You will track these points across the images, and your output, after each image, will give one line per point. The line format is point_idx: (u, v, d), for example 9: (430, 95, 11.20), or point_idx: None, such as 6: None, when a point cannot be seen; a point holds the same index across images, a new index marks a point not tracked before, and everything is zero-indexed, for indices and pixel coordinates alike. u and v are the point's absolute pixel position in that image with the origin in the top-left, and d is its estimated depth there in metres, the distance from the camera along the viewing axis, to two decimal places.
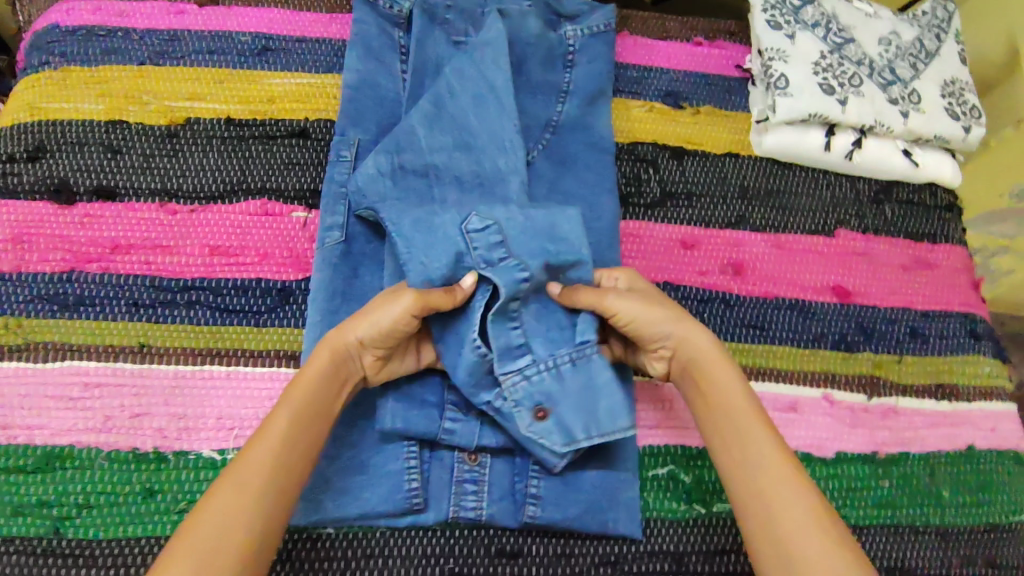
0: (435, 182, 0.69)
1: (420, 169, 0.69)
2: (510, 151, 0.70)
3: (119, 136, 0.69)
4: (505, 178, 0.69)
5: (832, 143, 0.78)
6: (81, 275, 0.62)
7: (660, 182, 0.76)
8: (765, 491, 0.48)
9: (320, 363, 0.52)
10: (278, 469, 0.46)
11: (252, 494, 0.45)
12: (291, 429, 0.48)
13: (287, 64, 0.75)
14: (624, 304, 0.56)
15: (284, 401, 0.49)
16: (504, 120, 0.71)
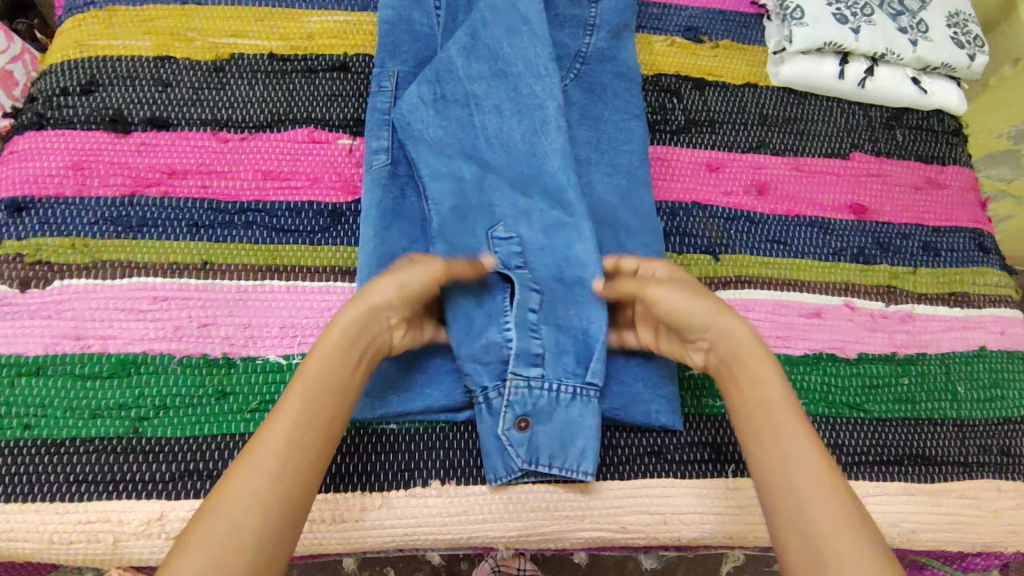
0: (476, 111, 0.72)
1: (461, 98, 0.73)
2: (546, 78, 0.73)
3: (168, 70, 0.71)
4: (542, 104, 0.72)
5: (845, 71, 0.81)
6: (142, 199, 0.65)
7: (684, 111, 0.80)
8: (802, 489, 0.46)
9: (335, 334, 0.50)
10: (287, 458, 0.45)
11: (264, 482, 0.43)
12: (302, 417, 0.47)
13: (324, 3, 0.78)
14: (669, 294, 0.56)
15: (294, 390, 0.48)
16: (539, 48, 0.74)
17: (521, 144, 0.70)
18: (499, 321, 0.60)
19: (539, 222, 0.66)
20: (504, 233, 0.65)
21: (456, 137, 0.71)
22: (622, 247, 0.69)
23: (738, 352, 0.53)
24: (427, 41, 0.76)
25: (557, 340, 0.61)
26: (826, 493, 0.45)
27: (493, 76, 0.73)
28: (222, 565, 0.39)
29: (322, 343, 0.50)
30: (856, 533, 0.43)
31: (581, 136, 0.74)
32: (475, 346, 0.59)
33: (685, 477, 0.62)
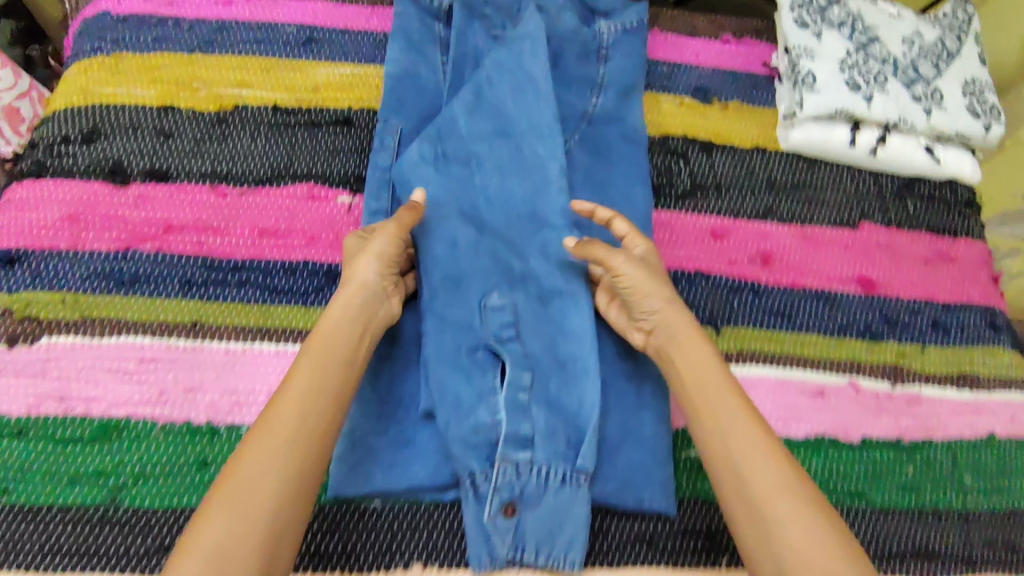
0: (477, 170, 0.71)
1: (462, 157, 0.71)
2: (550, 137, 0.72)
3: (171, 120, 0.71)
4: (545, 164, 0.71)
5: (857, 138, 0.80)
6: (136, 254, 0.64)
7: (691, 174, 0.78)
8: (743, 457, 0.53)
9: (337, 307, 0.55)
10: (303, 417, 0.49)
11: (280, 438, 0.48)
12: (314, 377, 0.51)
13: (331, 55, 0.77)
14: (631, 269, 0.61)
15: (302, 354, 0.53)
16: (544, 106, 0.73)
17: (521, 204, 0.70)
18: (488, 401, 0.59)
19: (535, 291, 0.65)
20: (499, 301, 0.63)
21: (456, 196, 0.69)
22: None
23: (678, 339, 0.59)
24: (432, 97, 0.75)
25: (548, 421, 0.59)
26: (764, 458, 0.52)
27: (496, 134, 0.73)
28: (251, 511, 0.45)
29: (331, 313, 0.55)
30: (790, 491, 0.51)
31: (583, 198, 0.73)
32: (461, 427, 0.57)
33: (675, 566, 0.60)
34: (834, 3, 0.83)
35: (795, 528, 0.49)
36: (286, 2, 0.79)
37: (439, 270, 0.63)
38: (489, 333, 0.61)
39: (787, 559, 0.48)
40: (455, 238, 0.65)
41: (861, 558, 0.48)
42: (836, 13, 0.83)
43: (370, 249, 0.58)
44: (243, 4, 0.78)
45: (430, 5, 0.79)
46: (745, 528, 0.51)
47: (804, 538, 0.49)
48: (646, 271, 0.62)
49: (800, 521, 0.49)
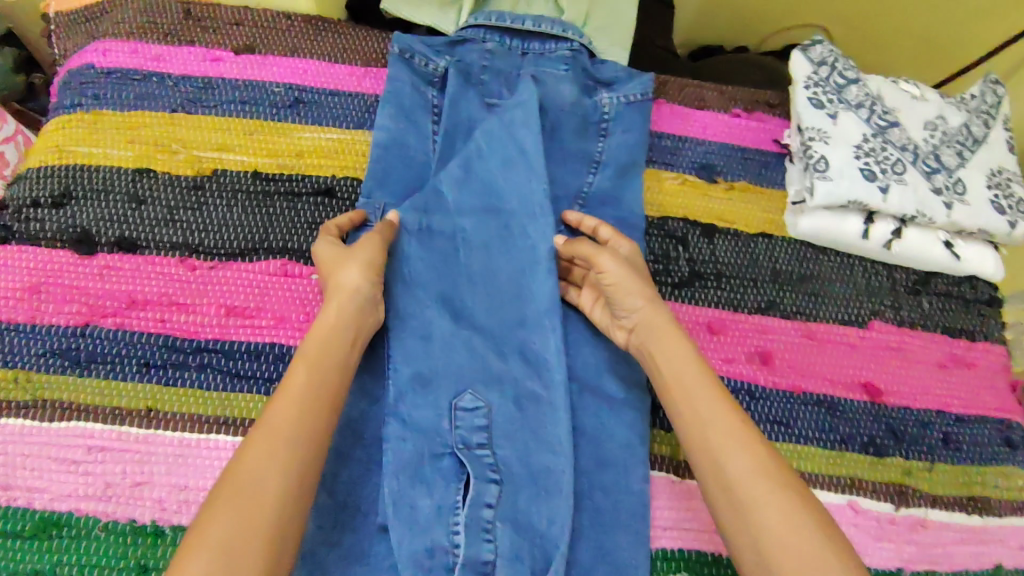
0: (463, 246, 0.67)
1: (447, 231, 0.67)
2: (541, 217, 0.67)
3: (146, 185, 0.68)
4: (536, 245, 0.66)
5: (870, 230, 0.74)
6: (95, 330, 0.61)
7: (689, 261, 0.74)
8: (719, 444, 0.51)
9: (335, 311, 0.56)
10: (304, 415, 0.49)
11: (281, 438, 0.47)
12: (312, 381, 0.50)
13: (318, 118, 0.75)
14: (616, 267, 0.61)
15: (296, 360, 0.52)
16: (536, 183, 0.68)
17: (505, 292, 0.65)
18: (448, 520, 0.55)
19: (511, 392, 0.61)
20: (472, 402, 0.60)
21: (435, 281, 0.65)
22: (604, 425, 0.61)
23: (653, 327, 0.58)
24: (419, 168, 0.72)
25: (512, 543, 0.55)
26: (739, 446, 0.50)
27: (484, 211, 0.68)
28: (255, 513, 0.43)
29: (327, 316, 0.55)
30: (767, 475, 0.49)
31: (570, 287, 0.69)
32: (417, 548, 0.54)
33: None
34: (853, 82, 0.78)
35: (771, 513, 0.47)
36: (275, 60, 0.77)
37: (410, 370, 0.60)
38: (457, 439, 0.58)
39: (764, 545, 0.46)
40: (430, 332, 0.62)
41: (842, 541, 0.46)
42: (854, 93, 0.78)
43: (355, 255, 0.59)
44: (231, 61, 0.76)
45: (425, 68, 0.77)
46: (725, 514, 0.49)
47: (786, 526, 0.46)
48: (631, 269, 0.61)
49: (778, 506, 0.47)
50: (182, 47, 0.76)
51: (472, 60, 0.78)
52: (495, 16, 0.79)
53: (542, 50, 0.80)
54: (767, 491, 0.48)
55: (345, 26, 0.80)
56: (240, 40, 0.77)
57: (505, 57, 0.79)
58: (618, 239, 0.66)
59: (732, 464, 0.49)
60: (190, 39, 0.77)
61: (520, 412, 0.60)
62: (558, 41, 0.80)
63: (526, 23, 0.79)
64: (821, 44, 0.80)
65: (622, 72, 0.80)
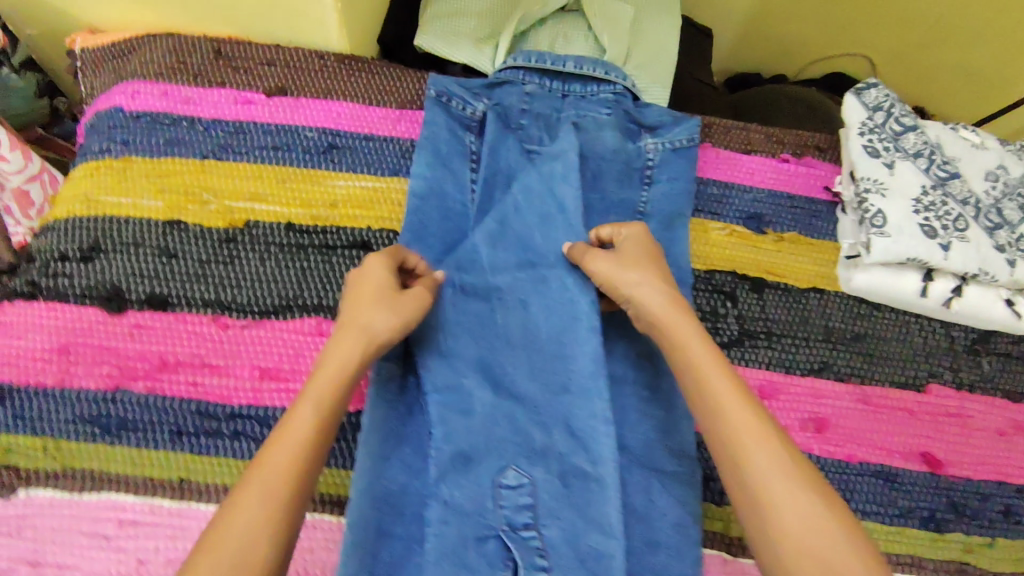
0: (499, 306, 0.65)
1: (482, 293, 0.65)
2: (579, 273, 0.64)
3: (177, 238, 0.66)
4: (574, 300, 0.63)
5: (929, 288, 0.71)
6: (126, 395, 0.59)
7: (738, 318, 0.70)
8: (738, 439, 0.50)
9: (354, 357, 0.53)
10: (302, 467, 0.47)
11: (276, 492, 0.45)
12: (317, 432, 0.49)
13: (352, 165, 0.72)
14: (604, 268, 0.61)
15: (303, 398, 0.50)
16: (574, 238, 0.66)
17: (546, 357, 0.62)
18: None
19: (557, 467, 0.58)
20: (516, 479, 0.58)
21: (473, 345, 0.63)
22: (655, 503, 0.59)
23: (663, 320, 0.57)
24: (457, 220, 0.69)
25: None
26: (759, 440, 0.49)
27: (522, 267, 0.66)
28: (241, 574, 0.42)
29: (341, 356, 0.53)
30: (791, 479, 0.48)
31: (614, 345, 0.66)
32: None
33: None
34: (910, 129, 0.75)
35: (791, 512, 0.46)
36: (308, 103, 0.74)
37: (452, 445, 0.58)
38: (501, 519, 0.56)
39: (787, 544, 0.45)
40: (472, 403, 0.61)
41: (864, 541, 0.45)
42: (912, 141, 0.74)
43: (392, 304, 0.56)
44: (263, 104, 0.74)
45: (463, 113, 0.74)
46: (745, 511, 0.48)
47: (802, 525, 0.46)
48: (632, 263, 0.60)
49: (802, 506, 0.46)
50: (213, 89, 0.73)
51: (511, 104, 0.74)
52: (536, 57, 0.76)
53: (584, 92, 0.77)
54: (790, 490, 0.47)
55: (379, 66, 0.78)
56: (272, 81, 0.75)
57: (545, 100, 0.76)
58: (624, 228, 0.64)
59: (753, 460, 0.49)
60: (220, 80, 0.74)
61: (566, 490, 0.57)
62: (600, 83, 0.77)
63: (568, 64, 0.76)
64: (875, 87, 0.77)
65: (666, 116, 0.77)
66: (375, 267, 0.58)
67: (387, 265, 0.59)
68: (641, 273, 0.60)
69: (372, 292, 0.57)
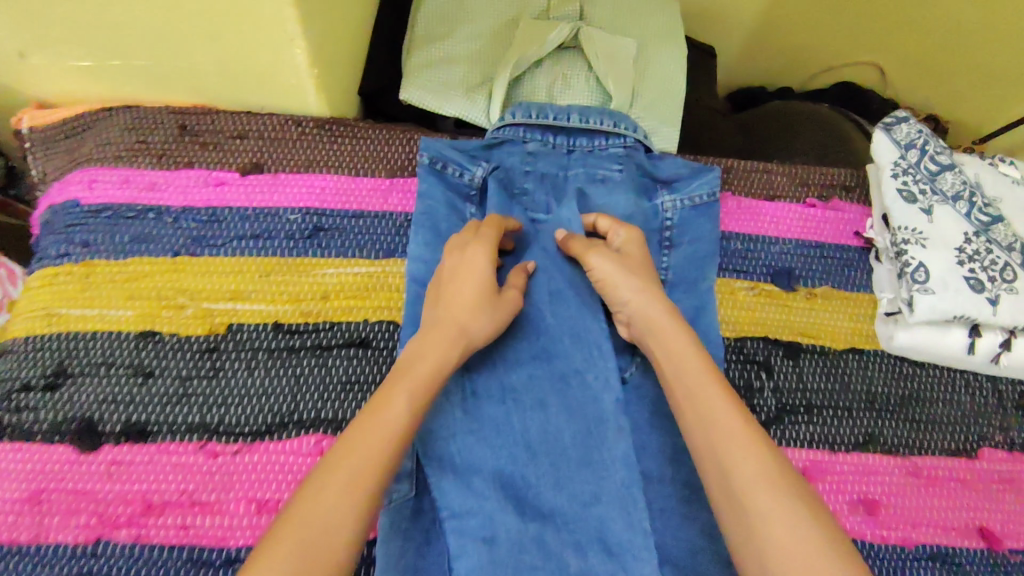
0: (515, 408, 0.59)
1: (497, 394, 0.60)
2: (599, 360, 0.61)
3: (152, 353, 0.60)
4: (598, 397, 0.59)
5: (976, 344, 0.66)
6: (109, 546, 0.53)
7: (775, 391, 0.65)
8: (721, 441, 0.46)
9: (454, 358, 0.52)
10: (391, 456, 0.45)
11: (365, 475, 0.43)
12: (410, 423, 0.47)
13: (343, 249, 0.65)
14: (604, 265, 0.58)
15: (399, 386, 0.48)
16: (591, 319, 0.62)
17: (573, 463, 0.57)
18: None
19: None
20: None
21: (491, 455, 0.57)
22: None
23: (655, 325, 0.54)
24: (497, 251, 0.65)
25: None
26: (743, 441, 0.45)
27: (534, 358, 0.61)
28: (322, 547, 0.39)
29: (439, 354, 0.52)
30: (773, 485, 0.43)
31: (653, 444, 0.61)
32: None
33: None
34: (948, 167, 0.68)
35: (778, 526, 0.41)
36: (288, 179, 0.67)
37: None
38: None
39: (769, 555, 0.40)
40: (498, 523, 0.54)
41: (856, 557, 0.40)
42: (950, 181, 0.68)
43: (491, 307, 0.56)
44: (238, 185, 0.66)
45: (461, 180, 0.67)
46: (728, 519, 0.44)
47: (788, 537, 0.40)
48: (629, 269, 0.58)
49: (787, 517, 0.41)
50: (180, 171, 0.66)
51: (512, 166, 0.68)
52: (536, 112, 0.69)
53: (591, 146, 0.70)
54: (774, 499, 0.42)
55: (365, 128, 0.70)
56: (246, 156, 0.67)
57: (549, 159, 0.69)
58: (622, 229, 0.62)
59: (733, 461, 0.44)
60: (187, 160, 0.67)
61: None
62: (609, 136, 0.70)
63: (572, 117, 0.69)
64: (905, 122, 0.70)
65: (679, 168, 0.71)
66: (479, 258, 0.57)
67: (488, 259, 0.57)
68: (635, 280, 0.57)
69: (473, 286, 0.56)
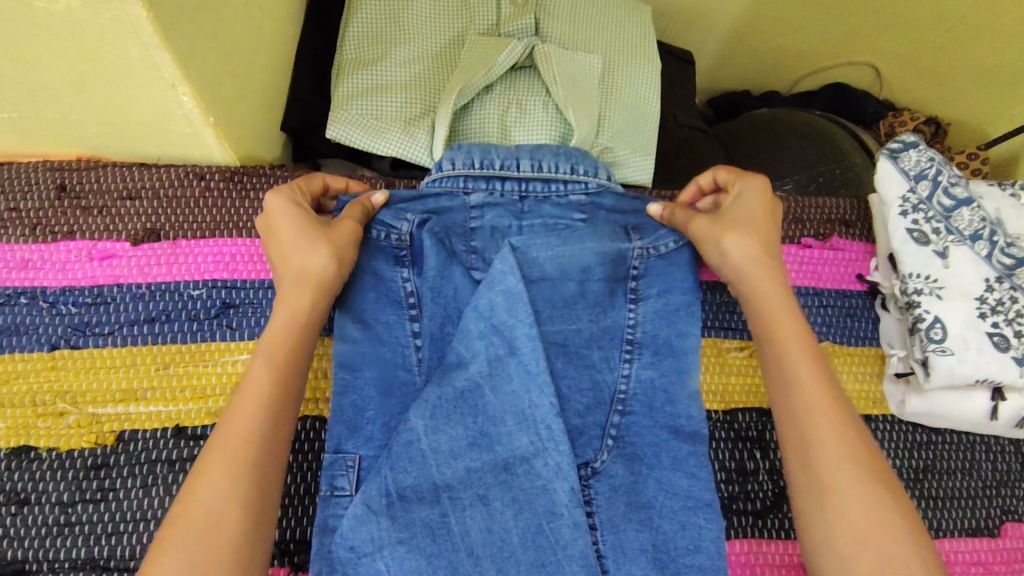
0: (452, 508, 0.48)
1: (429, 495, 0.48)
2: (549, 443, 0.50)
3: (27, 476, 0.50)
4: (550, 487, 0.49)
5: (999, 409, 0.57)
6: None
7: (771, 472, 0.56)
8: (803, 407, 0.44)
9: (304, 304, 0.46)
10: (265, 432, 0.41)
11: (234, 456, 0.40)
12: (276, 392, 0.42)
13: (257, 328, 0.55)
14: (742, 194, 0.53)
15: (256, 354, 0.44)
16: (537, 394, 0.50)
17: (525, 568, 0.48)
18: None
19: None
20: None
21: (427, 569, 0.46)
22: None
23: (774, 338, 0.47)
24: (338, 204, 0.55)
25: None
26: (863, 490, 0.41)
27: (472, 447, 0.50)
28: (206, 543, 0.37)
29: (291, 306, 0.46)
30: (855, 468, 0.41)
31: (628, 538, 0.49)
32: None
33: None
34: (964, 203, 0.59)
35: (855, 510, 0.40)
36: (189, 246, 0.56)
37: None
38: None
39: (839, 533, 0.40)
40: None
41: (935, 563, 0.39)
42: (967, 218, 0.59)
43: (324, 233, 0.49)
44: (129, 256, 0.56)
45: (388, 241, 0.56)
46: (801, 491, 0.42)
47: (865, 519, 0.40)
48: (761, 258, 0.49)
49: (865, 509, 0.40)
50: (58, 244, 0.55)
51: (454, 223, 0.57)
52: (478, 157, 0.58)
53: (547, 191, 0.59)
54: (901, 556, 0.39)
55: (285, 177, 0.59)
56: (140, 221, 0.57)
57: (498, 211, 0.58)
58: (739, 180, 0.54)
59: (837, 498, 0.41)
60: (68, 228, 0.56)
61: None
62: (567, 181, 0.59)
63: (522, 164, 0.58)
64: (913, 148, 0.61)
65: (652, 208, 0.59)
66: (280, 199, 0.50)
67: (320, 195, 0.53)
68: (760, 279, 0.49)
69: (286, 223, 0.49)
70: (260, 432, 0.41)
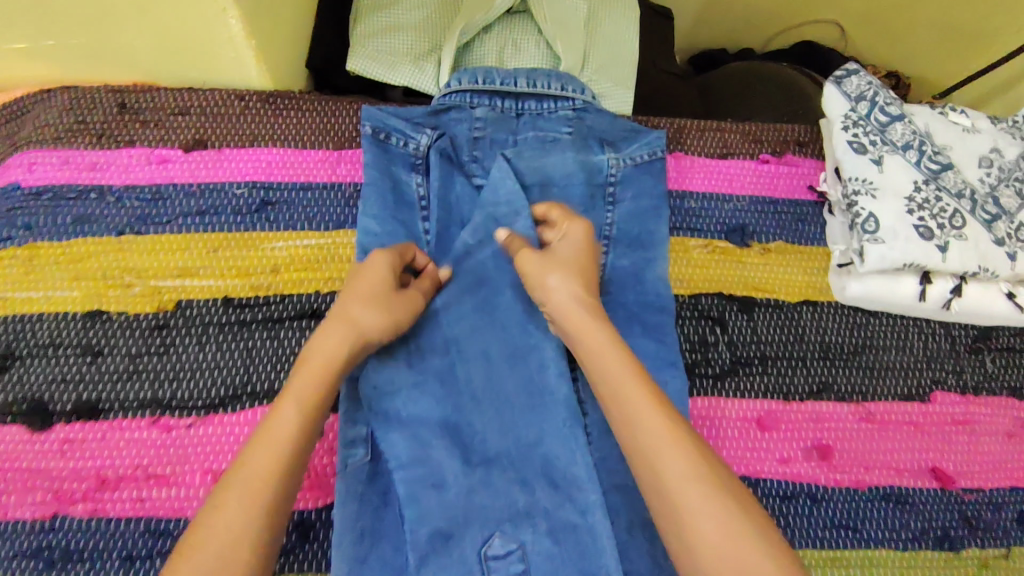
0: (457, 359, 0.58)
1: (437, 346, 0.58)
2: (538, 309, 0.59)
3: (100, 334, 0.59)
4: (539, 344, 0.58)
5: (927, 291, 0.66)
6: (66, 520, 0.54)
7: (729, 345, 0.65)
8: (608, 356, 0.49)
9: (341, 356, 0.49)
10: (288, 466, 0.43)
11: (259, 488, 0.42)
12: (301, 434, 0.45)
13: (291, 222, 0.65)
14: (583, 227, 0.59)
15: (286, 396, 0.46)
16: None
17: (519, 405, 0.57)
18: None
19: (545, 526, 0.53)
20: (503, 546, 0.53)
21: (436, 406, 0.56)
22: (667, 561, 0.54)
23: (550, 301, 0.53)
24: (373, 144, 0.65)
25: None
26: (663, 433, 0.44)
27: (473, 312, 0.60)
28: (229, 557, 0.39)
29: (327, 349, 0.48)
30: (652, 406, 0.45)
31: None
32: None
33: None
34: (898, 118, 0.68)
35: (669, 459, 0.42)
36: (232, 154, 0.66)
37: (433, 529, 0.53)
38: None
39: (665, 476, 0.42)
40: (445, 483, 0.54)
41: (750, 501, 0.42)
42: (899, 131, 0.68)
43: (388, 301, 0.52)
44: (181, 161, 0.65)
45: (405, 149, 0.65)
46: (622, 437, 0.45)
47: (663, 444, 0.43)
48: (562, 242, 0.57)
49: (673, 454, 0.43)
50: (122, 150, 0.65)
51: (461, 133, 0.67)
52: (482, 77, 0.68)
53: (540, 109, 0.69)
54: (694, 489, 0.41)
55: (313, 100, 0.69)
56: (190, 132, 0.67)
57: (498, 125, 0.68)
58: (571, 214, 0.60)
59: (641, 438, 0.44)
60: (129, 138, 0.66)
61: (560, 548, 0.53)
62: (557, 99, 0.69)
63: (520, 82, 0.68)
64: (856, 74, 0.70)
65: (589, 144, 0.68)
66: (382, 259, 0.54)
67: (383, 256, 0.54)
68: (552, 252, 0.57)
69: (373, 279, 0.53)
70: (276, 463, 0.43)
